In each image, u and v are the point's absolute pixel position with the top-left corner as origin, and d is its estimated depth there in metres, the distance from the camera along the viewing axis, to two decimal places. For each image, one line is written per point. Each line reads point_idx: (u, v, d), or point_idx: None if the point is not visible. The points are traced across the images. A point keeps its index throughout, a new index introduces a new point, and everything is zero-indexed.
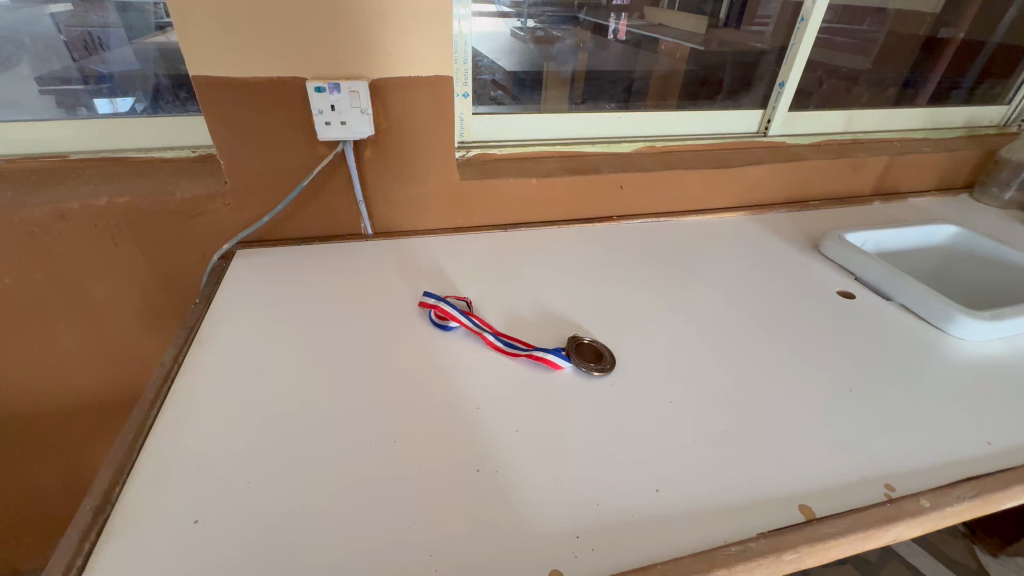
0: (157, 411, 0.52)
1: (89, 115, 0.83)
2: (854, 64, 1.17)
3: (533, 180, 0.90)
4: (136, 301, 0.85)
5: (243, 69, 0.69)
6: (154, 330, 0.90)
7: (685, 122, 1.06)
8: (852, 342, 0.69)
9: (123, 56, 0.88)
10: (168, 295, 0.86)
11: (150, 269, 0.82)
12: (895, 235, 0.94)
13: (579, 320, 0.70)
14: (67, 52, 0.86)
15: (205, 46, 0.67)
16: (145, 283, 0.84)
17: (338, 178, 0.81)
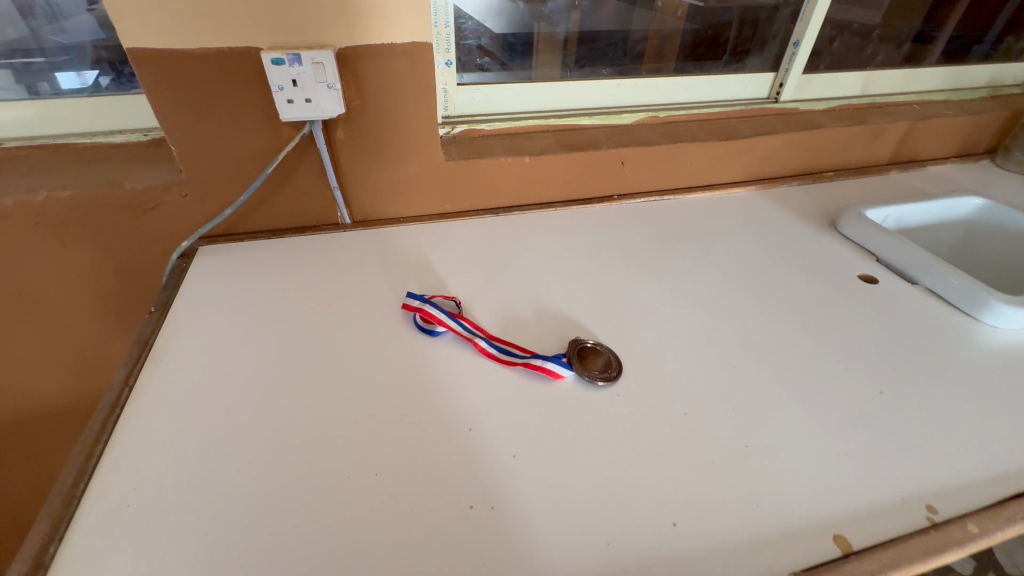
0: (97, 461, 0.46)
1: (53, 94, 0.73)
2: (866, 19, 1.04)
3: (526, 158, 0.82)
4: (89, 302, 0.77)
5: (187, 40, 0.60)
6: (113, 329, 0.81)
7: (690, 88, 0.98)
8: (878, 334, 0.64)
9: (84, 22, 0.75)
10: (122, 293, 0.77)
11: (99, 266, 0.73)
12: (918, 210, 0.87)
13: (580, 318, 0.63)
14: (21, 17, 0.74)
15: (138, 14, 0.57)
16: (95, 281, 0.75)
17: (307, 163, 0.72)
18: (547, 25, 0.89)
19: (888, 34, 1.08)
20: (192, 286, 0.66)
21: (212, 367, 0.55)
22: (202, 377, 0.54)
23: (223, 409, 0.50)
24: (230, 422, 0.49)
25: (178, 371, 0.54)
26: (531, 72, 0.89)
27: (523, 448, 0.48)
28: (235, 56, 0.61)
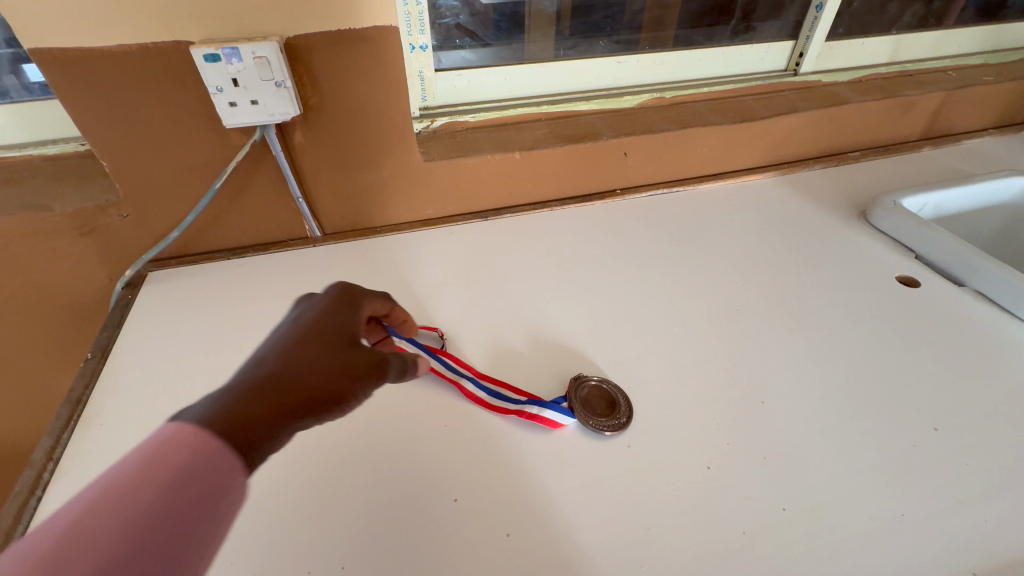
0: None
1: (26, 96, 0.63)
2: None
3: (517, 154, 0.72)
4: (18, 336, 0.68)
5: (99, 33, 0.49)
6: (50, 362, 0.72)
7: (699, 63, 0.87)
8: (925, 353, 0.55)
9: None
10: (55, 325, 0.68)
11: (22, 298, 0.64)
12: (960, 196, 0.77)
13: (583, 347, 0.55)
14: None
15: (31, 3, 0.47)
16: (22, 314, 0.66)
17: (264, 174, 0.63)
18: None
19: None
20: (138, 326, 0.59)
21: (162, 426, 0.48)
22: None
23: None
24: None
25: (125, 437, 0.47)
26: (520, 53, 0.78)
27: (518, 524, 0.41)
28: (164, 52, 0.52)
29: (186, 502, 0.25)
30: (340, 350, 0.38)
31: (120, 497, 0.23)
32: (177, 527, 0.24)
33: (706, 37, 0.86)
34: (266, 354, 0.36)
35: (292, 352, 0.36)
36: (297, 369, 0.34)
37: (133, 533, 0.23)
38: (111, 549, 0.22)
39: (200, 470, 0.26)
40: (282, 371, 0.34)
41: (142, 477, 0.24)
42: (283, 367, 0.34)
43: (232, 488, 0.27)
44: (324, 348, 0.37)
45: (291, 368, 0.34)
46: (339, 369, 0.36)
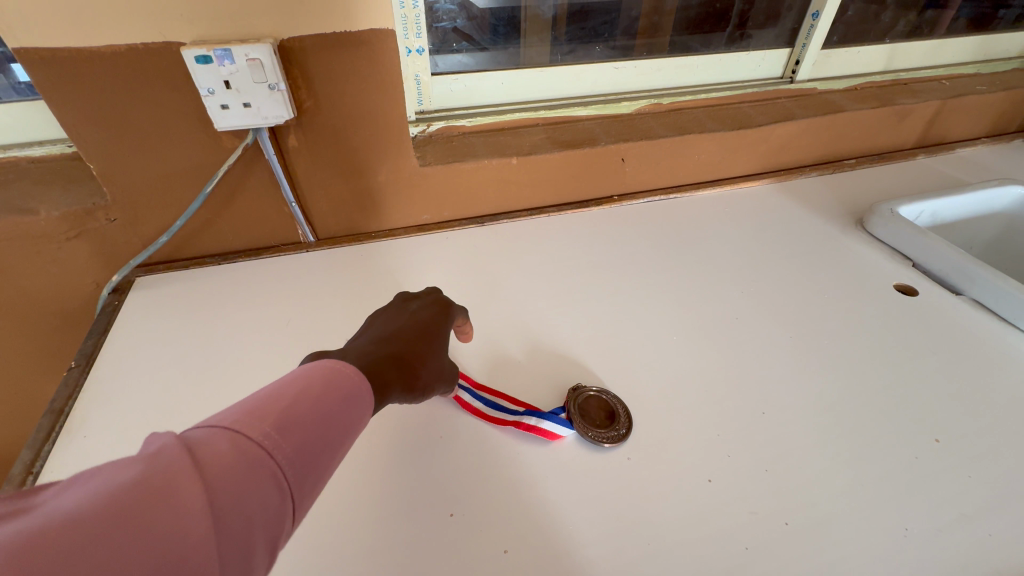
0: None
1: (9, 96, 0.61)
2: None
3: (514, 159, 0.71)
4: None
5: (87, 33, 0.48)
6: (33, 370, 0.70)
7: (696, 70, 0.87)
8: (925, 363, 0.55)
9: None
10: (39, 331, 0.66)
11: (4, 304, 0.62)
12: (956, 205, 0.78)
13: (582, 356, 0.54)
14: None
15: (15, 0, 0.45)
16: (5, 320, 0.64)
17: (257, 178, 0.62)
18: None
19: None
20: (126, 334, 0.57)
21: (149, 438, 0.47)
22: None
23: None
24: None
25: (111, 450, 0.45)
26: (517, 58, 0.77)
27: (516, 540, 0.40)
28: (154, 53, 0.50)
29: (337, 421, 0.30)
30: (433, 347, 0.43)
31: (298, 397, 0.28)
32: (331, 437, 0.29)
33: (701, 45, 0.86)
34: (388, 331, 0.41)
35: (408, 334, 0.42)
36: (411, 350, 0.40)
37: (302, 432, 0.27)
38: (290, 437, 0.26)
39: (346, 398, 0.31)
40: (403, 345, 0.40)
41: (308, 391, 0.29)
42: (404, 343, 0.40)
43: (359, 421, 0.31)
44: (424, 342, 0.42)
45: (410, 345, 0.41)
46: (435, 365, 0.42)
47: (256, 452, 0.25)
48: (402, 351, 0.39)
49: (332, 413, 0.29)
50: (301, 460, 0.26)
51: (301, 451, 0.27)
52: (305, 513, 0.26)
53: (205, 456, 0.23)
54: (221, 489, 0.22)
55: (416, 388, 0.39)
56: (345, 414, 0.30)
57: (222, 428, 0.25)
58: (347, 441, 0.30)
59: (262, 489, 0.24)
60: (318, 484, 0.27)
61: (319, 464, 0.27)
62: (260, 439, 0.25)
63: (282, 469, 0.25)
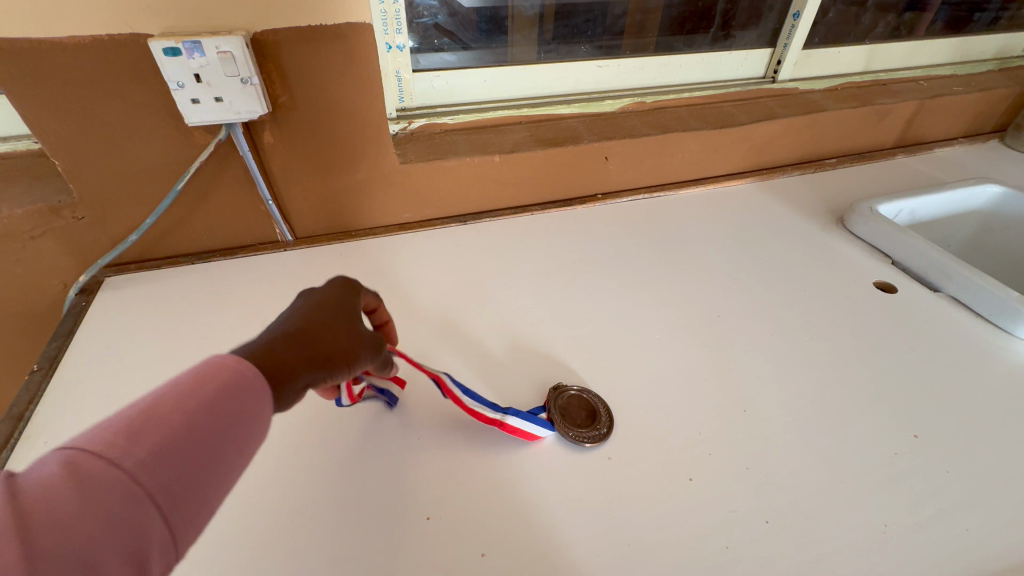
0: None
1: None
2: None
3: (496, 157, 0.70)
4: None
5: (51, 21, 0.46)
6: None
7: (679, 69, 0.87)
8: (905, 359, 0.56)
9: None
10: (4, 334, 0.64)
11: None
12: (933, 202, 0.79)
13: (564, 355, 0.54)
14: None
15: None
16: None
17: (231, 175, 0.60)
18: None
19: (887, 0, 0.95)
20: (93, 336, 0.55)
21: None
22: None
23: None
24: None
25: None
26: (500, 56, 0.76)
27: (494, 542, 0.39)
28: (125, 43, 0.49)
29: (222, 404, 0.27)
30: (359, 318, 0.37)
31: (161, 400, 0.26)
32: (212, 425, 0.26)
33: (684, 44, 0.87)
34: (305, 306, 0.36)
35: (337, 327, 0.35)
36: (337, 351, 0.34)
37: (179, 453, 0.25)
38: (165, 464, 0.24)
39: (234, 382, 0.28)
40: (332, 332, 0.34)
41: (178, 386, 0.27)
42: (331, 338, 0.34)
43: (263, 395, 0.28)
44: (350, 314, 0.37)
45: (335, 329, 0.35)
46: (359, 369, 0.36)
47: (105, 471, 0.23)
48: (324, 350, 0.33)
49: (220, 419, 0.27)
50: (184, 482, 0.25)
51: (184, 473, 0.25)
52: (199, 501, 0.25)
53: (50, 489, 0.22)
54: (69, 521, 0.21)
55: (330, 377, 0.33)
56: (238, 409, 0.27)
57: (66, 453, 0.23)
58: (245, 419, 0.27)
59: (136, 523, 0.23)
60: (205, 472, 0.26)
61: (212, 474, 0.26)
62: (109, 455, 0.23)
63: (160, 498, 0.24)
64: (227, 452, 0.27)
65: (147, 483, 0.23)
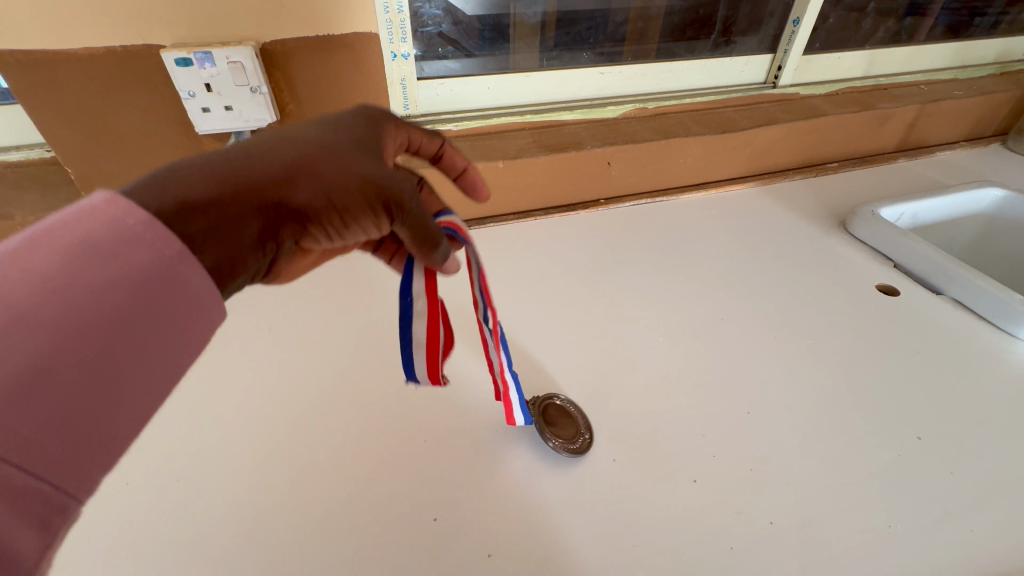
0: None
1: None
2: None
3: (500, 163, 0.71)
4: None
5: (67, 33, 0.47)
6: None
7: (680, 75, 0.88)
8: (907, 362, 0.56)
9: None
10: None
11: None
12: (935, 206, 0.79)
13: (568, 358, 0.54)
14: None
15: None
16: None
17: None
18: (520, 6, 0.74)
19: (886, 7, 0.96)
20: None
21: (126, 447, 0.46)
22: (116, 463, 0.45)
23: (136, 504, 0.42)
24: (144, 520, 0.41)
25: None
26: (503, 63, 0.78)
27: (500, 543, 0.39)
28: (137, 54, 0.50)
29: (88, 302, 0.24)
30: (359, 153, 0.35)
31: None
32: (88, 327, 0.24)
33: (685, 51, 0.88)
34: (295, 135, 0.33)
35: (328, 167, 0.33)
36: (320, 213, 0.34)
37: (60, 373, 0.23)
38: (47, 392, 0.23)
39: (100, 272, 0.25)
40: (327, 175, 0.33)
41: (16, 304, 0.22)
42: (318, 187, 0.33)
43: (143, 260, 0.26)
44: (346, 149, 0.35)
45: (329, 168, 0.33)
46: (364, 225, 0.36)
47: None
48: (297, 215, 0.32)
49: (99, 312, 0.24)
50: (87, 391, 0.24)
51: (81, 380, 0.24)
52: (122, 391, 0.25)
53: None
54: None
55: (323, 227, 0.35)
56: (124, 292, 0.25)
57: None
58: (127, 301, 0.25)
59: (56, 447, 0.23)
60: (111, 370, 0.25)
61: (128, 364, 0.25)
62: None
63: (63, 418, 0.23)
64: (129, 342, 0.25)
65: (42, 418, 0.22)
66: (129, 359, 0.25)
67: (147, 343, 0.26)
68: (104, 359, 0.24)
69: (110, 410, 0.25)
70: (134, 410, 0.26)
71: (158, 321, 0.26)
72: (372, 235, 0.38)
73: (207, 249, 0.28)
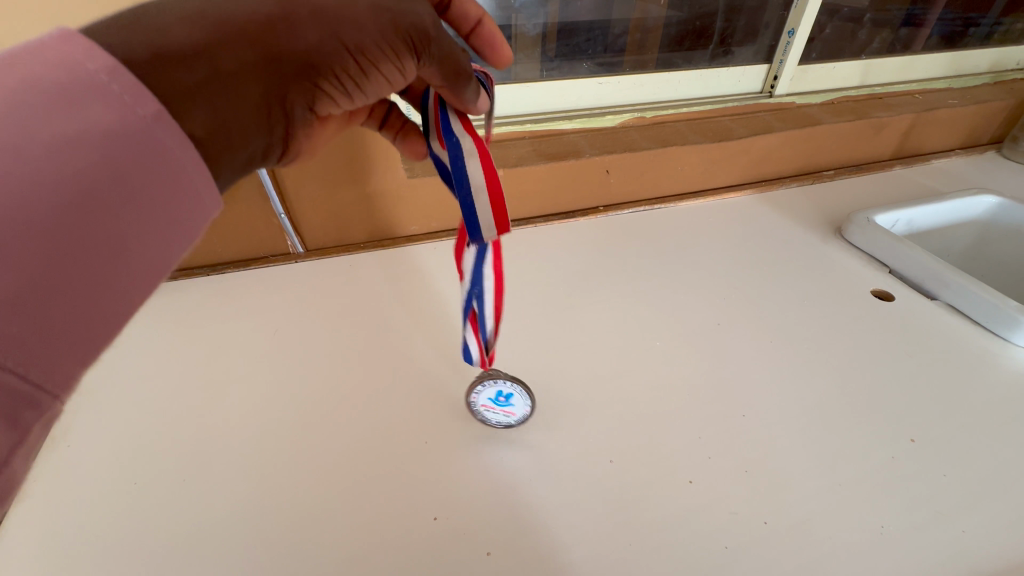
0: None
1: None
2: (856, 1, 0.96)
3: (501, 171, 0.73)
4: None
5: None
6: None
7: (678, 84, 0.90)
8: (902, 365, 0.57)
9: None
10: None
11: None
12: (930, 213, 0.80)
13: (567, 362, 0.55)
14: None
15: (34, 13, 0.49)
16: None
17: (246, 190, 0.63)
18: (522, 17, 0.77)
19: (881, 18, 1.00)
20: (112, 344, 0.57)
21: (135, 447, 0.47)
22: (125, 463, 0.46)
23: (146, 504, 0.43)
24: (153, 520, 0.42)
25: (102, 458, 0.46)
26: (504, 74, 0.80)
27: (499, 542, 0.40)
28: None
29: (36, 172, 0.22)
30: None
31: None
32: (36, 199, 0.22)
33: (683, 61, 0.89)
34: None
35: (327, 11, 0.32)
36: (334, 62, 0.34)
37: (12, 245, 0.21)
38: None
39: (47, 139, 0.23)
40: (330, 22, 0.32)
41: None
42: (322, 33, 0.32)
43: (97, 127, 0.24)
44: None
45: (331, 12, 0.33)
46: (385, 71, 0.36)
47: None
48: (306, 67, 0.33)
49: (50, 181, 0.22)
50: (55, 266, 0.23)
51: (35, 251, 0.22)
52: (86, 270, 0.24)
53: None
54: None
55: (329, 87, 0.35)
56: (89, 156, 0.23)
57: None
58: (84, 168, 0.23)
59: (23, 326, 0.22)
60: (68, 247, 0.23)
61: (101, 241, 0.24)
62: None
63: (30, 294, 0.22)
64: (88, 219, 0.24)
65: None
66: (102, 236, 0.24)
67: (121, 218, 0.25)
68: (73, 234, 0.23)
69: (86, 291, 0.24)
70: (103, 290, 0.24)
71: (132, 193, 0.25)
72: (394, 85, 0.39)
73: (191, 105, 0.27)
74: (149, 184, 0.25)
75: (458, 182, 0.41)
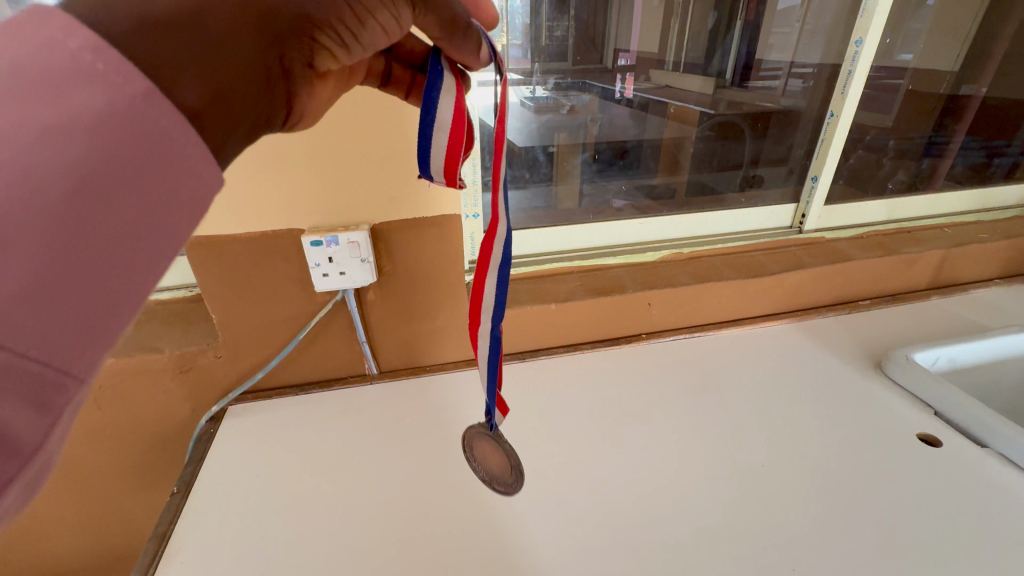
0: None
1: None
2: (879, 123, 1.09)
3: (552, 306, 0.82)
4: (109, 460, 0.76)
5: (260, 220, 0.65)
6: (126, 487, 0.78)
7: (711, 223, 1.00)
8: (953, 521, 0.57)
9: None
10: (139, 451, 0.76)
11: (120, 424, 0.73)
12: (971, 350, 0.82)
13: (617, 499, 0.59)
14: None
15: (235, 200, 0.63)
16: (117, 440, 0.74)
17: (337, 324, 0.74)
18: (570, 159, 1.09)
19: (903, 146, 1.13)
20: (217, 460, 0.66)
21: (235, 569, 0.54)
22: None
23: None
24: None
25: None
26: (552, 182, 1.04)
27: None
28: (333, 205, 0.66)
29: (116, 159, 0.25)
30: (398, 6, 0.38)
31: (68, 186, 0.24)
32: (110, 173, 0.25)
33: (713, 183, 1.12)
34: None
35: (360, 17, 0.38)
36: (326, 11, 0.36)
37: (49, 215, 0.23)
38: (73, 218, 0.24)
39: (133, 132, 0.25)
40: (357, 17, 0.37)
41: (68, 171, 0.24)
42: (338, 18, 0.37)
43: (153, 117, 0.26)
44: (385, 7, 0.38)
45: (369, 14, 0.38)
46: (380, 19, 0.39)
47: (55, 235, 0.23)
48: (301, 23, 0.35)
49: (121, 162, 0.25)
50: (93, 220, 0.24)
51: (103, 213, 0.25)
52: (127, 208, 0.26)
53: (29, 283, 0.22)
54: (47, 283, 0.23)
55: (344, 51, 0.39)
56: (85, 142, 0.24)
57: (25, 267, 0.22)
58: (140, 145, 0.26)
59: (42, 319, 0.23)
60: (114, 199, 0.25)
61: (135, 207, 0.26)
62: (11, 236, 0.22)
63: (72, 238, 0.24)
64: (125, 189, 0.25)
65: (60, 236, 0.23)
66: (115, 219, 0.25)
67: (121, 198, 0.25)
68: (93, 223, 0.24)
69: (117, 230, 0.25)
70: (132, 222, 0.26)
71: (146, 174, 0.26)
72: (389, 34, 0.41)
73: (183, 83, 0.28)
74: (156, 170, 0.26)
75: (429, 110, 0.43)
